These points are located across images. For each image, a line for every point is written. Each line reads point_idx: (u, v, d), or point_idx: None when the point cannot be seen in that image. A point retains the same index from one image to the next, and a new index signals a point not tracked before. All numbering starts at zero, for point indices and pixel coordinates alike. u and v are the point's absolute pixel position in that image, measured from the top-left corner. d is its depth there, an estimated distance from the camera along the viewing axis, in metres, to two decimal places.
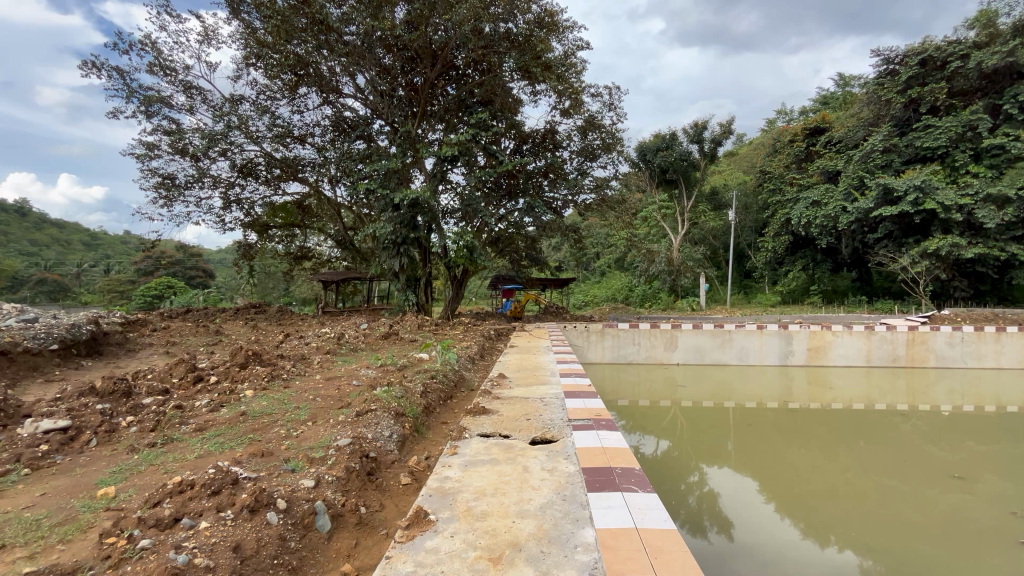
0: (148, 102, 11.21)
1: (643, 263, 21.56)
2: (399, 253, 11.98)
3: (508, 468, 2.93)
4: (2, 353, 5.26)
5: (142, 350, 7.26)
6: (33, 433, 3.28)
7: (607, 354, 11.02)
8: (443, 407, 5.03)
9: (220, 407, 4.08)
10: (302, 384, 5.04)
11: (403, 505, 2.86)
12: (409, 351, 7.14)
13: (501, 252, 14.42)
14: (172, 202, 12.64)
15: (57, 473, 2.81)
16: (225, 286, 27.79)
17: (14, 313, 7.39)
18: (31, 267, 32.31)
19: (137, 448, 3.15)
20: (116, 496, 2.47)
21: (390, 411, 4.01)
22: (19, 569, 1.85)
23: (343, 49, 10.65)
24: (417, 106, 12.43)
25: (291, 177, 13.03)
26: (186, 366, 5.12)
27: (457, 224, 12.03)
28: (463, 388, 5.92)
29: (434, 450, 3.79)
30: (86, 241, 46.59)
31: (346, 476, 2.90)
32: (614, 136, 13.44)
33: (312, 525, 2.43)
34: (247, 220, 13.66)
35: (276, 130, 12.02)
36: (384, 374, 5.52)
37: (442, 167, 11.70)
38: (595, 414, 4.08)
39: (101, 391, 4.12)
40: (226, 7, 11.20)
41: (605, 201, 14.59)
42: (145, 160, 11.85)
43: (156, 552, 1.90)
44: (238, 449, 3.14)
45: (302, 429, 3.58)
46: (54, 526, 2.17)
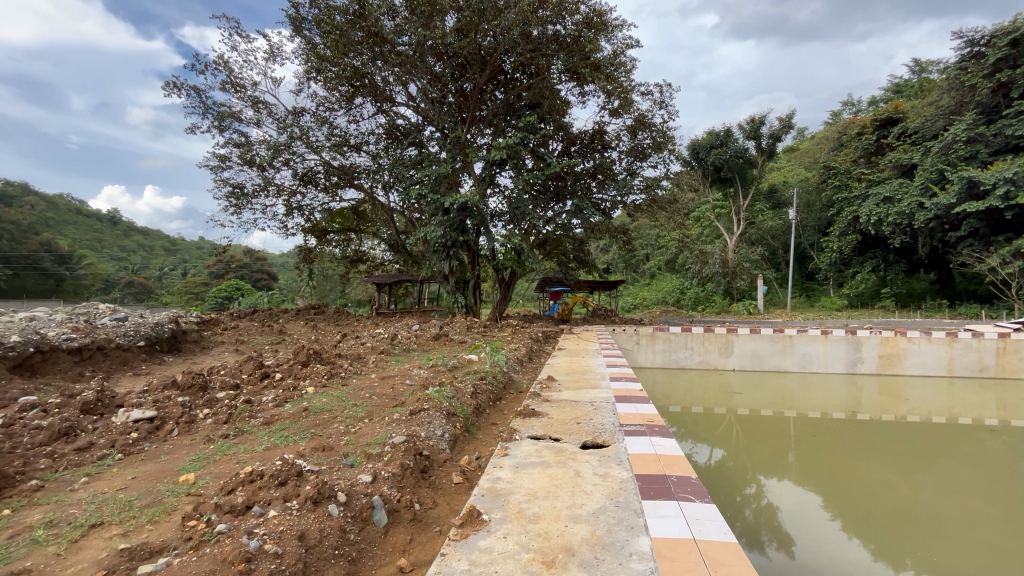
0: (221, 117, 12.07)
1: (696, 264, 20.86)
2: (449, 256, 12.27)
3: (559, 471, 2.91)
4: (99, 348, 5.82)
5: (215, 348, 7.82)
6: (126, 422, 3.61)
7: (657, 359, 10.69)
8: (493, 408, 5.09)
9: (285, 403, 4.32)
10: (359, 382, 5.26)
11: (456, 504, 2.90)
12: (459, 352, 7.27)
13: (549, 255, 14.43)
14: (241, 210, 13.53)
15: (145, 459, 3.07)
16: (288, 288, 29.52)
17: (107, 313, 8.06)
18: (122, 271, 35.74)
19: (213, 439, 3.39)
20: (195, 482, 2.67)
21: (442, 411, 4.09)
22: (116, 545, 2.03)
23: (396, 59, 11.02)
24: (466, 112, 12.64)
25: (347, 184, 13.62)
26: (254, 363, 5.47)
27: (505, 226, 12.07)
28: (512, 390, 5.95)
29: (485, 450, 3.83)
30: (167, 246, 50.91)
31: (401, 473, 2.99)
32: (665, 135, 13.11)
33: (370, 519, 2.52)
34: (307, 226, 14.42)
35: (334, 140, 12.60)
36: (436, 374, 5.65)
37: (491, 171, 11.84)
38: (648, 420, 3.98)
39: (181, 384, 4.47)
40: (290, 25, 11.89)
41: (655, 201, 14.24)
42: (218, 171, 12.76)
43: (232, 537, 2.03)
44: (301, 442, 3.31)
45: (360, 426, 3.72)
46: (143, 507, 2.37)
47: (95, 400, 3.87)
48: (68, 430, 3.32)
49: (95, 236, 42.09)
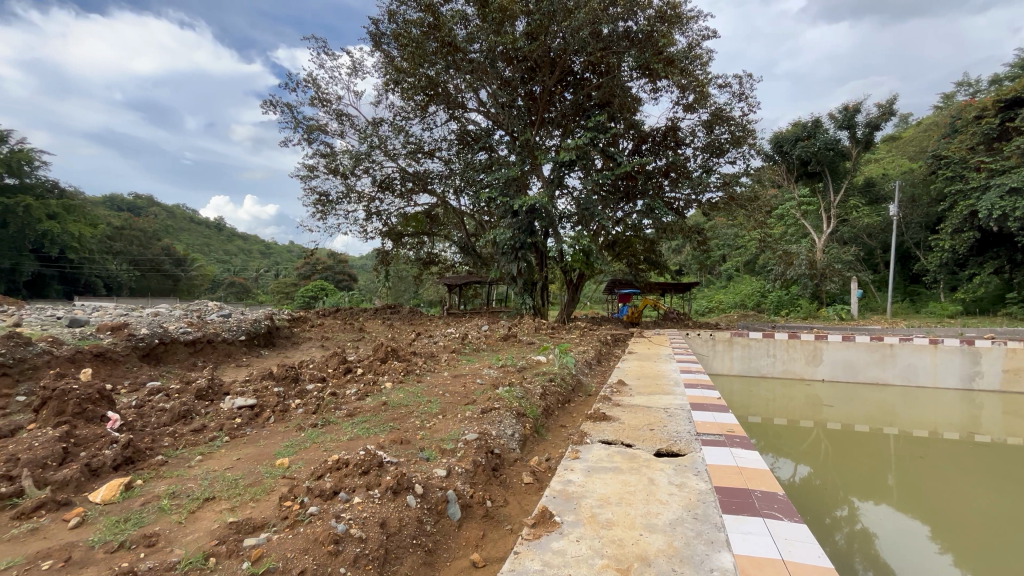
0: (310, 131, 13.07)
1: (779, 265, 19.44)
2: (518, 258, 12.40)
3: (632, 478, 2.83)
4: (209, 341, 6.49)
5: (304, 343, 8.48)
6: (232, 408, 4.01)
7: (735, 365, 10.08)
8: (562, 411, 5.06)
9: (366, 397, 4.59)
10: (433, 379, 5.45)
11: (526, 504, 2.92)
12: (527, 353, 7.30)
13: (618, 257, 14.12)
14: (326, 216, 14.54)
15: (247, 442, 3.39)
16: (366, 288, 31.27)
17: (201, 312, 8.49)
18: (225, 273, 39.78)
19: (304, 427, 3.68)
20: (289, 466, 2.91)
21: (512, 411, 4.14)
22: (225, 518, 2.27)
23: (468, 67, 11.31)
24: (535, 114, 12.70)
25: (421, 190, 14.16)
26: (338, 358, 5.87)
27: (574, 228, 11.95)
28: (581, 393, 5.88)
29: (554, 452, 3.82)
30: (263, 250, 55.95)
31: (474, 469, 3.07)
32: (745, 128, 12.37)
33: (444, 512, 2.60)
34: (384, 230, 15.20)
35: (409, 147, 13.21)
36: (505, 374, 5.73)
37: (560, 172, 11.78)
38: (728, 430, 3.76)
39: (277, 376, 4.90)
40: (370, 41, 12.61)
41: (733, 199, 13.46)
42: (307, 181, 13.82)
43: (322, 519, 2.18)
44: (381, 435, 3.50)
45: (434, 422, 3.87)
46: (246, 486, 2.62)
47: (207, 387, 4.33)
48: (185, 413, 3.74)
49: (204, 242, 47.20)
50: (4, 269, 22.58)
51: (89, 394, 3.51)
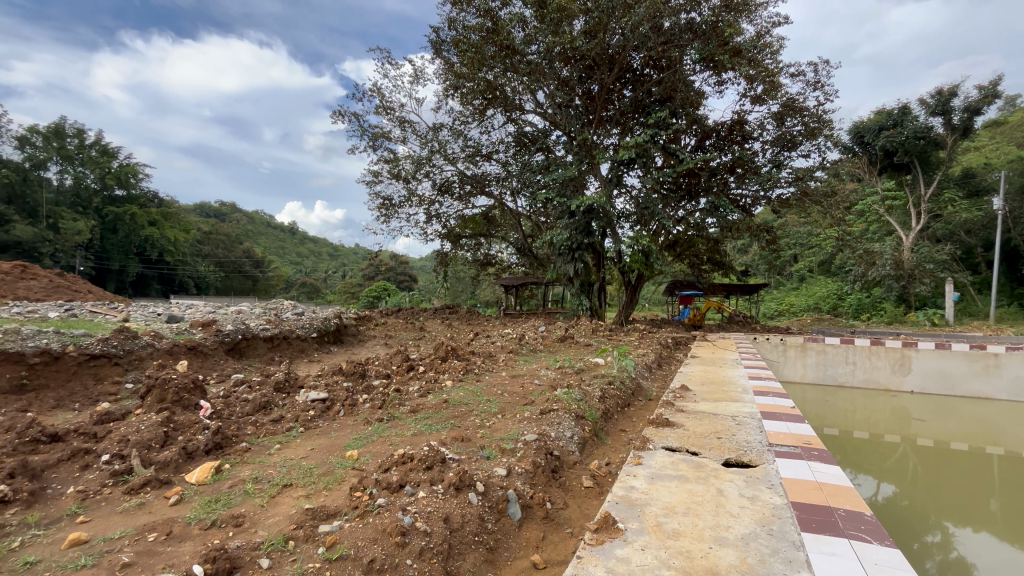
0: (374, 138, 13.67)
1: (860, 266, 17.93)
2: (574, 258, 12.26)
3: (699, 488, 2.71)
4: (285, 337, 6.95)
5: (369, 341, 8.88)
6: (306, 400, 4.26)
7: (808, 373, 9.38)
8: (622, 415, 4.94)
9: (428, 394, 4.73)
10: (491, 378, 5.51)
11: (587, 508, 2.88)
12: (585, 355, 7.21)
13: (679, 257, 13.63)
14: (390, 219, 15.12)
15: (320, 433, 3.60)
16: (426, 289, 32.27)
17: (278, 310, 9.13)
18: (298, 274, 42.52)
19: (370, 421, 3.84)
20: (358, 458, 3.05)
21: (571, 412, 4.09)
22: (302, 504, 2.41)
23: (526, 68, 11.35)
24: (593, 113, 12.53)
25: (479, 192, 14.40)
26: (401, 356, 6.09)
27: (633, 227, 11.66)
28: (641, 397, 5.71)
29: (615, 457, 3.74)
30: (331, 253, 59.26)
31: (533, 470, 3.07)
32: (821, 119, 11.53)
33: (505, 511, 2.62)
34: (443, 232, 15.58)
35: (468, 151, 13.46)
36: (563, 376, 5.68)
37: (618, 171, 11.55)
38: (805, 442, 3.50)
39: (346, 371, 5.16)
40: (431, 49, 12.99)
41: (807, 195, 12.58)
42: (372, 186, 14.44)
43: (390, 511, 2.27)
44: (443, 432, 3.59)
45: (494, 421, 3.91)
46: (320, 475, 2.77)
47: (284, 380, 4.64)
48: (266, 403, 4.03)
49: (280, 245, 50.73)
50: (114, 270, 25.39)
51: (185, 383, 3.87)
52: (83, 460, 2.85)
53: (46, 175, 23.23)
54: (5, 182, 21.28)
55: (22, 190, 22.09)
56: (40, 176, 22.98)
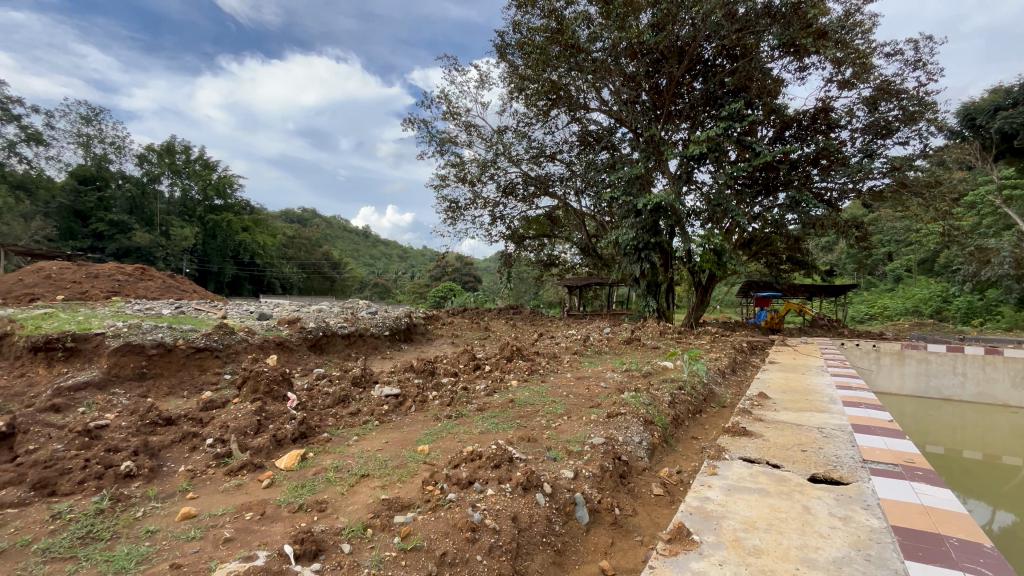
0: (442, 143, 14.09)
1: (970, 265, 15.94)
2: (640, 258, 11.91)
3: (782, 504, 2.53)
4: (360, 335, 7.36)
5: (437, 339, 9.18)
6: (380, 396, 4.48)
7: (907, 385, 8.39)
8: (693, 421, 4.72)
9: (494, 393, 4.79)
10: (556, 379, 5.48)
11: (658, 516, 2.78)
12: (652, 358, 6.97)
13: (755, 257, 12.83)
14: (456, 222, 15.51)
15: (394, 427, 3.77)
16: (490, 289, 32.82)
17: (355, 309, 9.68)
18: (371, 275, 44.89)
19: (440, 418, 3.96)
20: (429, 453, 3.15)
21: (639, 417, 3.97)
22: (378, 494, 2.54)
23: (591, 66, 11.18)
24: (661, 109, 12.11)
25: (543, 193, 14.36)
26: (467, 355, 6.24)
27: (703, 225, 11.13)
28: (714, 404, 5.42)
29: (686, 465, 3.58)
30: (401, 254, 61.96)
31: (600, 474, 3.01)
32: (922, 101, 10.36)
33: (573, 514, 2.60)
34: (507, 233, 15.73)
35: (532, 152, 13.51)
36: (630, 379, 5.53)
37: (688, 167, 11.08)
38: (907, 460, 3.15)
39: (416, 369, 5.36)
40: (496, 53, 13.16)
41: (905, 186, 11.35)
42: (439, 190, 14.89)
43: (460, 507, 2.32)
44: (509, 431, 3.62)
45: (560, 422, 3.88)
46: (394, 467, 2.90)
47: (360, 375, 4.90)
48: (345, 397, 4.28)
49: (354, 248, 53.82)
50: (214, 271, 28.17)
51: (275, 376, 4.21)
52: (192, 442, 3.18)
53: (159, 188, 26.23)
54: (128, 195, 24.27)
55: (141, 202, 25.08)
56: (155, 189, 25.99)
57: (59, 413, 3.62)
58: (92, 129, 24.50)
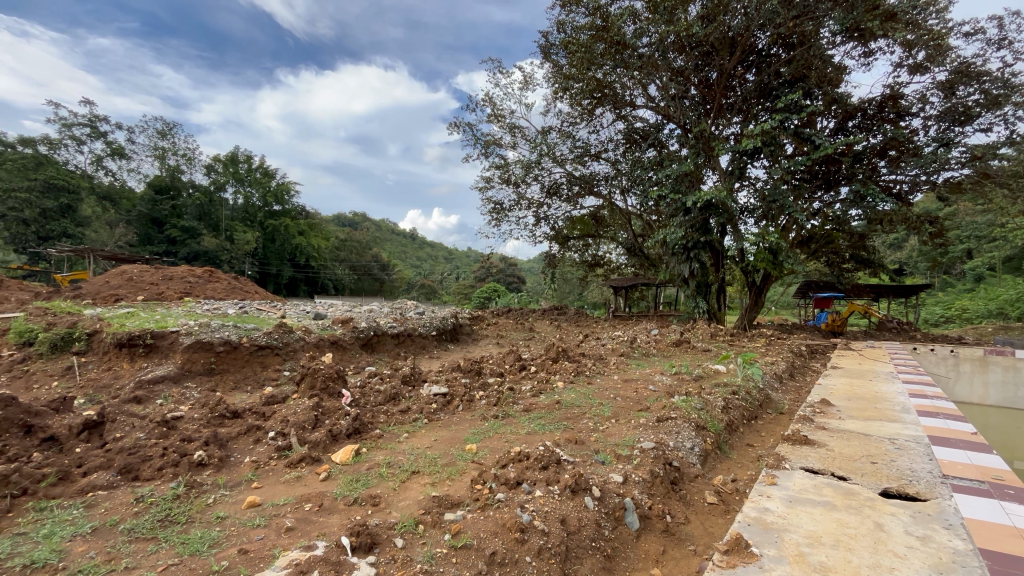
0: (486, 146, 14.24)
1: None
2: (689, 258, 11.52)
3: (851, 520, 2.37)
4: (409, 335, 7.54)
5: (482, 340, 9.29)
6: (429, 394, 4.57)
7: (991, 395, 7.71)
8: (748, 428, 4.52)
9: (540, 394, 4.79)
10: (602, 382, 5.39)
11: (713, 526, 2.68)
12: (703, 361, 6.73)
13: (815, 256, 12.13)
14: (500, 223, 15.61)
15: (442, 425, 3.84)
16: (535, 290, 32.81)
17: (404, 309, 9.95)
18: (418, 276, 45.98)
19: (487, 417, 4.00)
20: (476, 452, 3.18)
21: (691, 422, 3.84)
22: (428, 491, 2.59)
23: (637, 63, 10.95)
24: (711, 103, 11.68)
25: (588, 193, 14.20)
26: (513, 356, 6.26)
27: (758, 223, 10.62)
28: (771, 410, 5.15)
29: (742, 474, 3.43)
30: (447, 256, 63.14)
31: (651, 479, 2.93)
32: (1007, 83, 9.43)
33: (622, 519, 2.54)
34: (551, 234, 15.67)
35: (576, 152, 13.39)
36: (680, 382, 5.37)
37: (740, 162, 10.62)
38: (994, 477, 2.86)
39: (463, 368, 5.43)
40: (541, 54, 13.15)
41: (987, 176, 10.37)
42: (484, 192, 15.03)
43: (509, 507, 2.32)
44: (556, 432, 3.60)
45: (607, 425, 3.82)
46: (444, 465, 2.95)
47: (410, 374, 5.03)
48: (395, 395, 4.40)
49: (402, 251, 55.39)
50: (273, 273, 29.79)
51: (330, 373, 4.39)
52: (256, 435, 3.37)
53: (225, 195, 27.99)
54: (197, 203, 26.06)
55: (209, 209, 26.86)
56: (221, 197, 27.75)
57: (140, 404, 3.94)
58: (166, 142, 26.49)
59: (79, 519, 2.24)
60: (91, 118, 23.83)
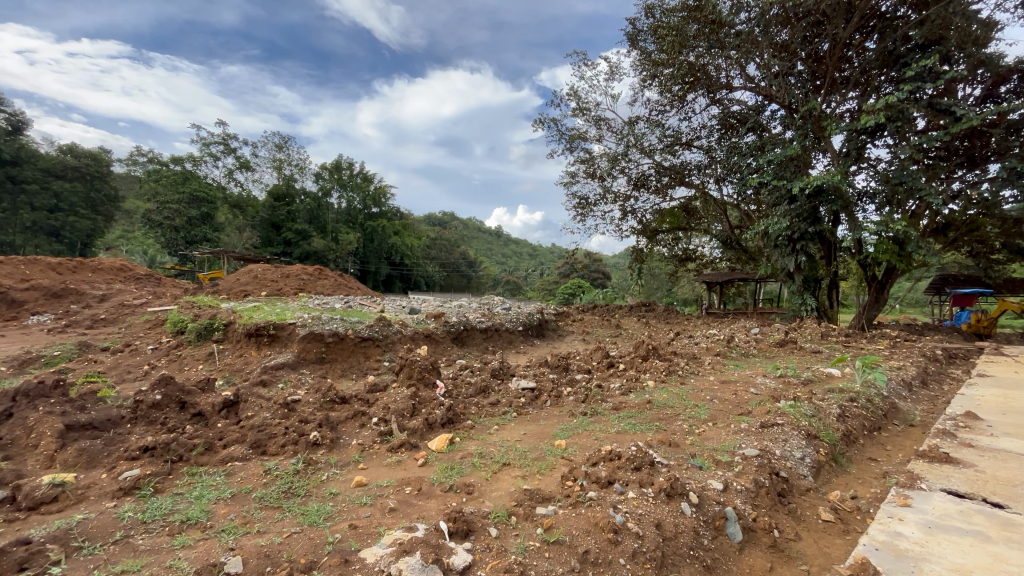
0: (571, 140, 14.08)
1: None
2: (795, 250, 10.46)
3: (1011, 555, 2.01)
4: (496, 329, 7.71)
5: (568, 336, 9.22)
6: (517, 388, 4.64)
7: None
8: (871, 440, 4.01)
9: (629, 393, 4.63)
10: (697, 382, 5.09)
11: (828, 545, 2.42)
12: (813, 364, 6.11)
13: (954, 245, 10.45)
14: (586, 218, 15.37)
15: (530, 420, 3.87)
16: (621, 286, 31.87)
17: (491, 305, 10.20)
18: (504, 272, 46.79)
19: (575, 414, 3.97)
20: (566, 448, 3.17)
21: (800, 430, 3.50)
22: (519, 484, 2.63)
23: (734, 42, 10.19)
24: (823, 78, 10.52)
25: (678, 183, 13.51)
26: (602, 352, 6.13)
27: (879, 209, 9.38)
28: (898, 422, 4.53)
29: (864, 490, 3.06)
30: (531, 252, 63.56)
31: (755, 490, 2.72)
32: None
33: (723, 530, 2.39)
34: (639, 228, 15.14)
35: (666, 141, 12.78)
36: (785, 386, 4.91)
37: (858, 142, 9.44)
38: None
39: (550, 364, 5.43)
40: (627, 42, 12.72)
41: None
42: (569, 187, 14.90)
43: (602, 506, 2.29)
44: (648, 433, 3.47)
45: (704, 428, 3.61)
46: (534, 459, 2.98)
47: (499, 368, 5.14)
48: (485, 388, 4.52)
49: (488, 248, 56.77)
50: (372, 271, 32.06)
51: (425, 364, 4.62)
52: (361, 420, 3.64)
53: (331, 200, 30.56)
54: (307, 208, 28.80)
55: (317, 213, 29.53)
56: (327, 202, 30.35)
57: (266, 387, 4.45)
58: (282, 154, 29.54)
59: (222, 485, 2.59)
60: (224, 137, 27.25)
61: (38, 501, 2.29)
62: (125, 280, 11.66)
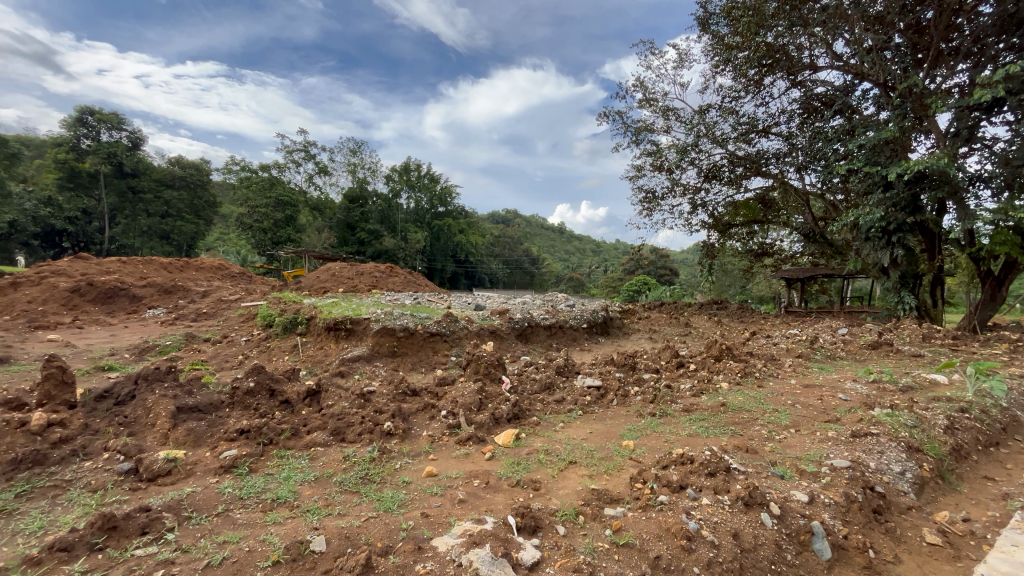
0: (637, 132, 13.66)
1: None
2: (891, 243, 9.46)
3: None
4: (560, 327, 7.66)
5: (634, 334, 8.96)
6: (582, 386, 4.59)
7: None
8: (987, 456, 3.55)
9: (701, 394, 4.42)
10: (776, 385, 4.76)
11: (933, 571, 2.17)
12: (914, 369, 5.51)
13: None
14: (653, 212, 14.84)
15: (596, 419, 3.81)
16: (691, 282, 30.51)
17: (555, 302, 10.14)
18: (567, 269, 46.41)
19: (643, 414, 3.85)
20: (634, 449, 3.09)
21: (899, 442, 3.17)
22: (586, 483, 2.59)
23: (819, 18, 9.39)
24: (926, 50, 9.42)
25: (754, 173, 12.68)
26: (671, 352, 5.90)
27: (996, 195, 8.25)
28: (1021, 437, 3.97)
29: (979, 512, 2.71)
30: (595, 248, 62.51)
31: (846, 504, 2.49)
32: None
33: (809, 545, 2.21)
34: (710, 222, 14.40)
35: (740, 129, 12.04)
36: (880, 392, 4.47)
37: (970, 119, 8.35)
38: None
39: (616, 363, 5.31)
40: (698, 27, 12.12)
41: None
42: (635, 181, 14.46)
43: (674, 511, 2.21)
44: (723, 437, 3.29)
45: (785, 435, 3.36)
46: (601, 458, 2.93)
47: (564, 365, 5.10)
48: (550, 384, 4.52)
49: (552, 245, 56.57)
50: (438, 268, 33.07)
51: (491, 360, 4.68)
52: (430, 412, 3.76)
53: (400, 201, 31.81)
54: (379, 209, 30.22)
55: (388, 213, 30.91)
56: (397, 202, 31.62)
57: (344, 377, 4.74)
58: (356, 158, 31.20)
59: (306, 467, 2.79)
60: (305, 144, 29.21)
61: (156, 473, 2.59)
62: (222, 278, 12.87)
